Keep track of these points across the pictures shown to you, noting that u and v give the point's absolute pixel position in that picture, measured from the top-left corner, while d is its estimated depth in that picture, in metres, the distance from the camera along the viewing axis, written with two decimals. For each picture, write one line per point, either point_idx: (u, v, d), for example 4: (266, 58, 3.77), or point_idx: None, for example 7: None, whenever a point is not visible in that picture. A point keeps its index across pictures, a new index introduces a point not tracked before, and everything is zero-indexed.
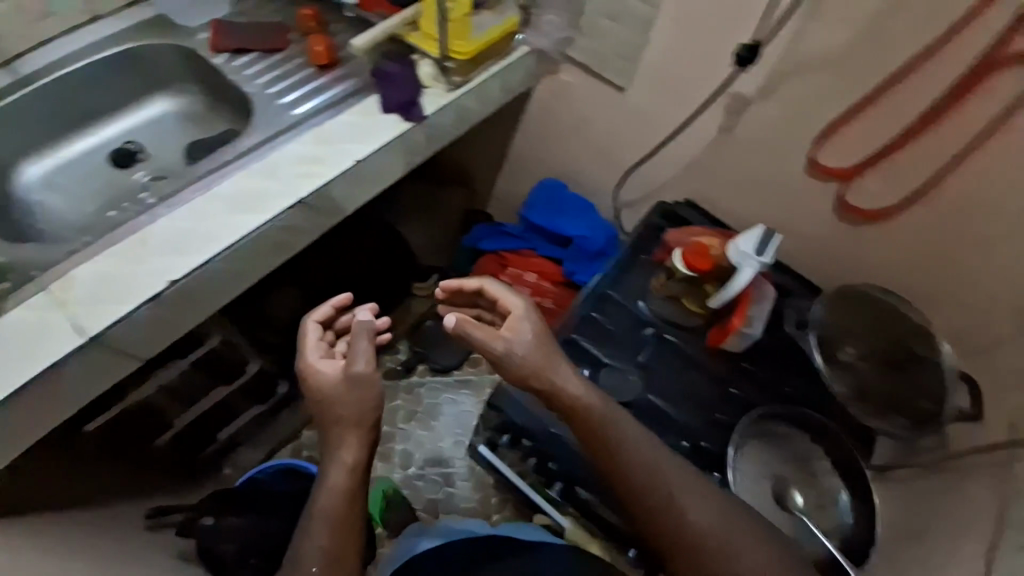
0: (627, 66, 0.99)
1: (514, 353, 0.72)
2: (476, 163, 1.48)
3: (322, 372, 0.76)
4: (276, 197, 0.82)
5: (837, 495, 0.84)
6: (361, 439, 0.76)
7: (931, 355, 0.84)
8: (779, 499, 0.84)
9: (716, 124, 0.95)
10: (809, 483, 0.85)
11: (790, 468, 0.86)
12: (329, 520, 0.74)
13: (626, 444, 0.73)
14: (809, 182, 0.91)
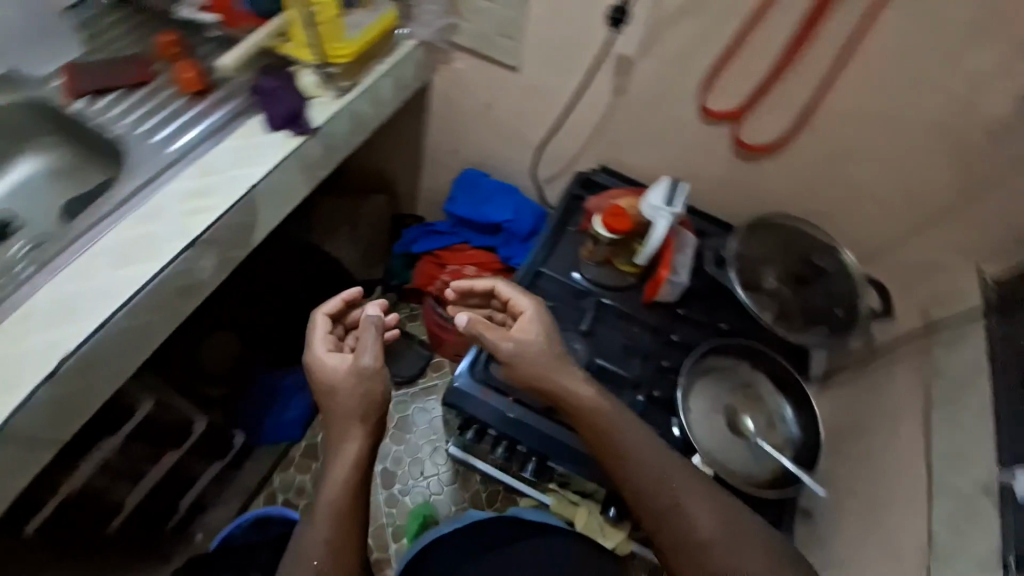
0: (513, 44, 0.99)
1: (519, 354, 0.77)
2: (393, 167, 1.45)
3: (332, 367, 0.78)
4: (168, 239, 0.76)
5: (782, 411, 0.86)
6: (366, 431, 0.76)
7: (837, 264, 0.89)
8: (730, 428, 0.83)
9: (609, 87, 0.97)
10: (755, 407, 0.86)
11: (734, 397, 0.86)
12: (333, 513, 0.71)
13: (635, 452, 0.72)
14: (704, 128, 0.95)
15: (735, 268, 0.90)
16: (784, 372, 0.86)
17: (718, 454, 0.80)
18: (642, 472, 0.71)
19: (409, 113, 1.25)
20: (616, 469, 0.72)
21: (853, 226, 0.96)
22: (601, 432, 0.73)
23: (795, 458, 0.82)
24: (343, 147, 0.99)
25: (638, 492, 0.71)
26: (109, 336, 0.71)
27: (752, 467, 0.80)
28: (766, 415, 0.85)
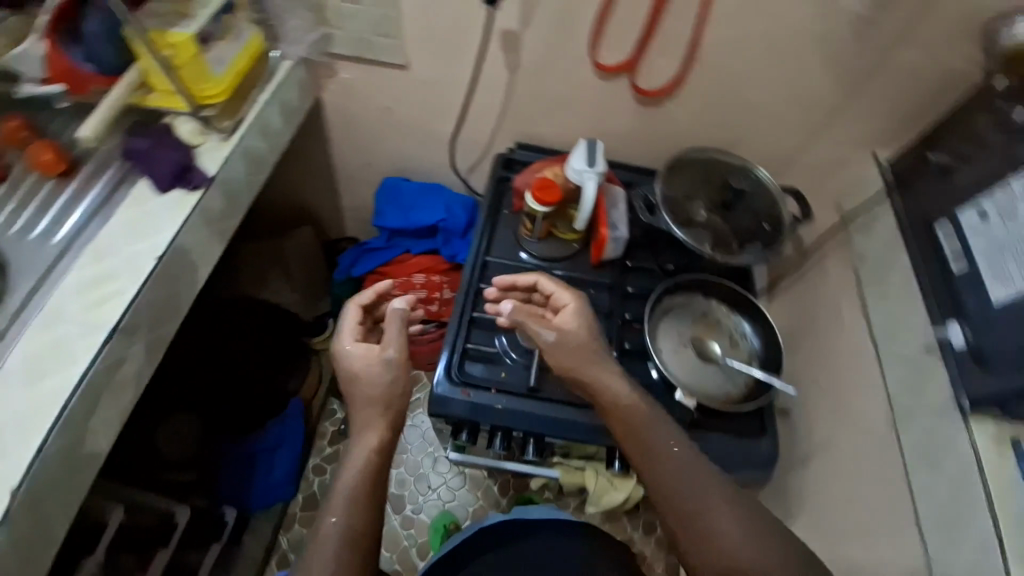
0: (394, 42, 0.95)
1: (561, 342, 0.79)
2: (310, 195, 1.38)
3: (360, 356, 0.78)
4: (82, 340, 0.69)
5: (741, 328, 0.91)
6: (386, 423, 0.76)
7: (750, 179, 0.94)
8: (700, 357, 0.88)
9: (502, 65, 0.95)
10: (716, 331, 0.91)
11: (696, 327, 0.91)
12: (352, 501, 0.69)
13: (664, 452, 0.71)
14: (604, 84, 0.95)
15: (667, 211, 0.91)
16: (734, 294, 0.92)
17: (694, 385, 0.85)
18: (674, 472, 0.70)
19: (310, 136, 1.19)
20: (648, 467, 0.71)
21: (761, 143, 1.02)
22: (634, 429, 0.73)
23: (763, 368, 0.88)
24: (247, 190, 0.92)
25: (665, 491, 0.69)
26: (48, 463, 0.63)
27: (727, 387, 0.86)
28: (728, 335, 0.90)
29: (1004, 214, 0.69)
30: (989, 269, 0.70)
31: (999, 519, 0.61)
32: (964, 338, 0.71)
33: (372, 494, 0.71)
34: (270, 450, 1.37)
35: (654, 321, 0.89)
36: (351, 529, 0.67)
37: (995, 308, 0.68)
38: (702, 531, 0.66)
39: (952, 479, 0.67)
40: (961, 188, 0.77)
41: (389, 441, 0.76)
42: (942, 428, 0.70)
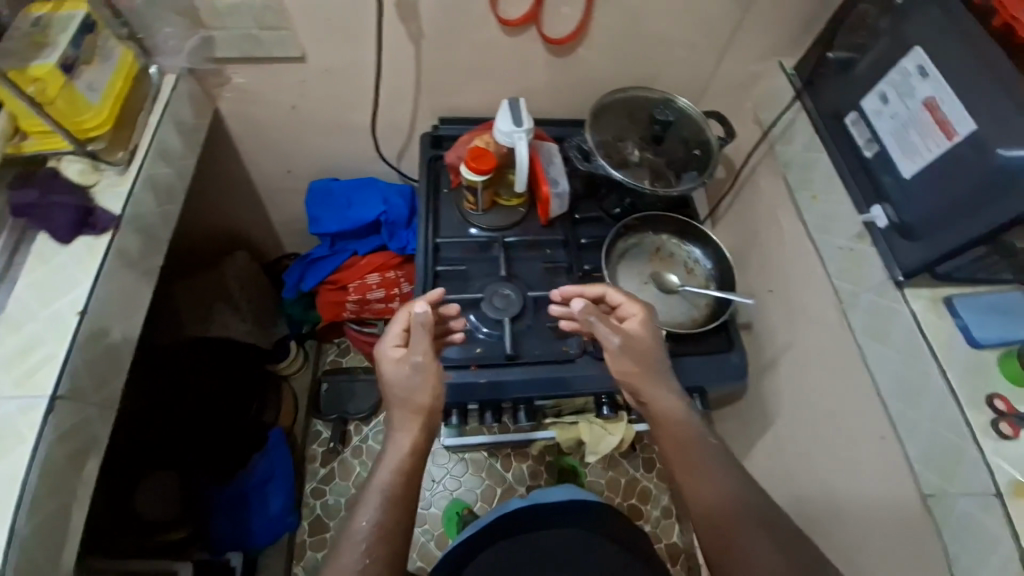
0: (282, 34, 0.88)
1: (624, 356, 0.76)
2: (239, 218, 1.30)
3: (394, 362, 0.75)
4: (18, 419, 0.63)
5: (693, 255, 0.94)
6: (419, 425, 0.73)
7: (675, 109, 0.95)
8: (660, 290, 0.91)
9: (403, 39, 0.91)
10: (671, 263, 0.94)
11: (653, 263, 0.93)
12: (382, 501, 0.68)
13: (710, 471, 0.70)
14: (512, 39, 0.93)
15: (602, 155, 0.91)
16: (680, 223, 0.95)
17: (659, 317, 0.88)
18: (720, 489, 0.68)
19: (220, 154, 1.11)
20: (690, 483, 0.70)
21: (676, 73, 1.03)
22: (682, 447, 0.71)
23: (721, 287, 0.91)
24: (166, 223, 0.85)
25: (706, 507, 0.68)
26: (25, 550, 0.59)
27: (691, 311, 0.90)
28: (683, 265, 0.94)
29: (902, 93, 0.72)
30: (896, 147, 0.74)
31: (944, 367, 0.69)
32: (888, 218, 0.76)
33: (404, 494, 0.69)
34: (262, 484, 1.32)
35: (611, 265, 0.92)
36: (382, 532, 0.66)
37: (907, 181, 0.73)
38: (733, 544, 0.65)
39: (901, 347, 0.73)
40: (859, 77, 0.80)
41: (422, 443, 0.73)
42: (882, 304, 0.76)
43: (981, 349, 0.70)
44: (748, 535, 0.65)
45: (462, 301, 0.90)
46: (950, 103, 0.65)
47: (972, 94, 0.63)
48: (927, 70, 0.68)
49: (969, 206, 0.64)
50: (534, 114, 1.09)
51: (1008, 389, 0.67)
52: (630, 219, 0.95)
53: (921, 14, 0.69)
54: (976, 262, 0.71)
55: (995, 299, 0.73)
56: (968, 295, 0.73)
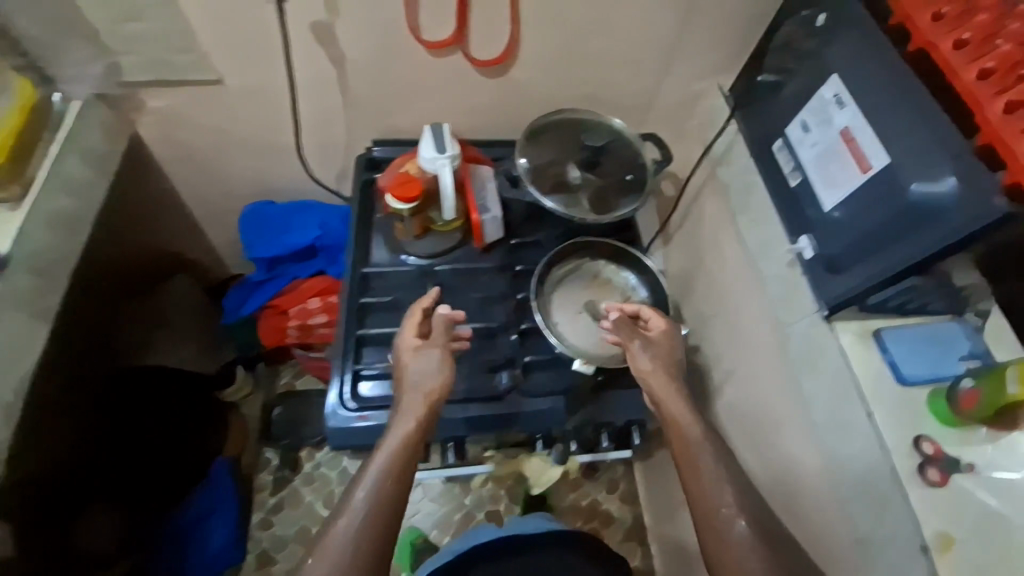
0: (195, 57, 0.85)
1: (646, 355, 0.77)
2: (178, 241, 1.25)
3: (411, 356, 0.75)
4: None
5: (630, 282, 0.91)
6: (425, 417, 0.71)
7: (611, 131, 0.93)
8: (595, 320, 0.87)
9: (325, 63, 0.87)
10: (608, 290, 0.90)
11: (589, 290, 0.90)
12: (370, 502, 0.64)
13: (712, 472, 0.66)
14: (440, 61, 0.89)
15: (533, 182, 0.88)
16: (615, 250, 0.92)
17: (592, 350, 0.84)
18: (725, 492, 0.65)
19: (149, 178, 1.06)
20: (694, 483, 0.67)
21: (616, 94, 1.00)
22: (686, 446, 0.69)
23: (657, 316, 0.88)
24: (67, 257, 0.82)
25: (710, 507, 0.64)
26: None
27: None
28: (620, 293, 0.90)
29: (821, 121, 0.69)
30: (817, 177, 0.70)
31: (873, 408, 0.66)
32: (814, 250, 0.71)
33: (393, 496, 0.65)
34: (202, 519, 1.23)
35: (542, 293, 0.88)
36: (365, 541, 0.62)
37: (828, 215, 0.69)
38: (732, 550, 0.61)
39: (830, 381, 0.71)
40: (789, 101, 0.77)
41: (423, 438, 0.70)
42: (816, 337, 0.73)
43: (909, 387, 0.67)
44: (746, 541, 0.61)
45: (386, 336, 0.85)
46: (864, 133, 0.62)
47: (885, 123, 0.60)
48: (844, 99, 0.65)
49: (885, 240, 0.61)
50: (473, 135, 1.05)
51: (937, 430, 0.65)
52: (564, 245, 0.91)
53: (841, 37, 0.66)
54: (908, 296, 0.69)
55: (927, 331, 0.70)
56: (897, 327, 0.71)
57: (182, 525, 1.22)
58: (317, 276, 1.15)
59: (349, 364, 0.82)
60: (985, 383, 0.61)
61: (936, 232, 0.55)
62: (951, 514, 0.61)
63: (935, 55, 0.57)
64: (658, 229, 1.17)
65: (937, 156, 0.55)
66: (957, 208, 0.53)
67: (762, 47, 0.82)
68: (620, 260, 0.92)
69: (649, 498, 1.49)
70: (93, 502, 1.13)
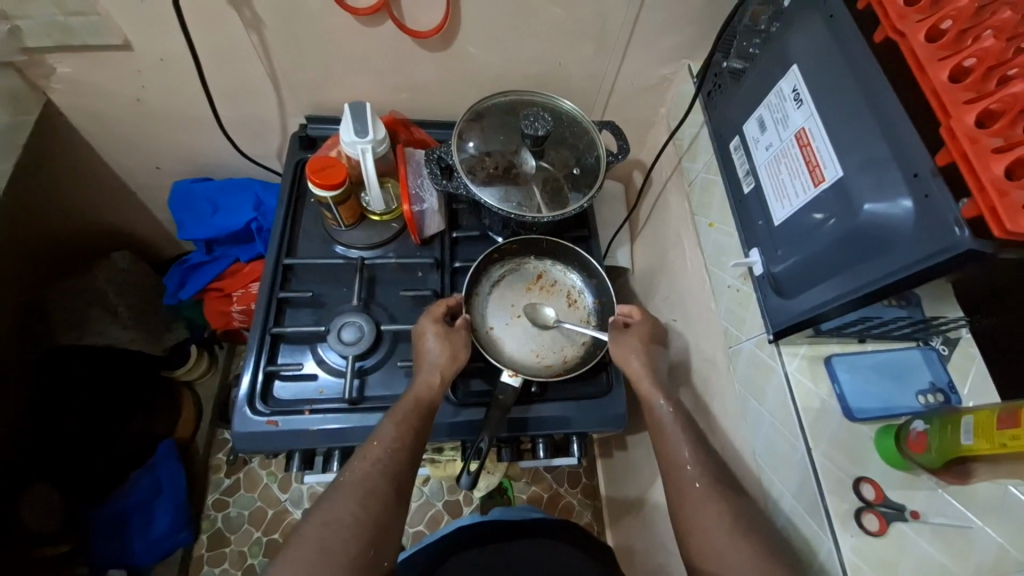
0: (97, 20, 0.76)
1: (638, 351, 0.74)
2: (109, 212, 1.18)
3: (434, 335, 0.73)
4: None
5: (576, 285, 0.85)
6: (432, 397, 0.70)
7: (561, 113, 0.85)
8: (534, 324, 0.81)
9: (242, 30, 0.78)
10: (551, 293, 0.84)
11: (531, 293, 0.83)
12: (383, 459, 0.65)
13: (675, 433, 0.67)
14: (370, 30, 0.80)
15: (465, 171, 0.79)
16: (563, 246, 0.85)
17: (526, 360, 0.78)
18: (685, 455, 0.65)
19: (71, 147, 0.98)
20: (659, 438, 0.67)
21: (574, 73, 0.91)
22: (663, 431, 0.68)
23: (601, 324, 0.82)
24: None
25: (672, 463, 0.65)
26: None
27: (564, 350, 0.80)
28: (566, 296, 0.84)
29: (777, 119, 0.63)
30: (769, 184, 0.64)
31: (812, 443, 0.61)
32: (764, 266, 0.65)
33: (403, 444, 0.66)
34: (144, 503, 1.24)
35: (479, 295, 0.81)
36: (378, 482, 0.63)
37: (781, 227, 0.62)
38: (689, 501, 0.62)
39: (773, 407, 0.66)
40: (753, 93, 0.69)
41: (427, 416, 0.70)
42: (760, 358, 0.67)
43: (856, 422, 0.61)
44: (702, 493, 0.62)
45: (308, 333, 0.80)
46: (820, 138, 0.56)
47: (841, 130, 0.54)
48: (801, 96, 0.59)
49: (835, 261, 0.54)
50: (420, 114, 0.96)
51: (879, 470, 0.59)
52: (505, 242, 0.83)
53: (812, 26, 0.58)
54: (868, 324, 0.61)
55: (882, 359, 0.64)
56: (851, 353, 0.64)
57: (121, 509, 1.21)
58: (255, 259, 1.09)
59: (262, 363, 0.77)
60: (937, 428, 0.54)
61: (887, 259, 0.48)
62: (888, 564, 0.55)
63: (902, 49, 0.48)
64: (626, 212, 1.04)
65: (894, 174, 0.48)
66: (911, 235, 0.46)
67: (726, 31, 0.75)
68: (566, 258, 0.85)
69: (609, 494, 1.36)
70: (39, 480, 1.10)
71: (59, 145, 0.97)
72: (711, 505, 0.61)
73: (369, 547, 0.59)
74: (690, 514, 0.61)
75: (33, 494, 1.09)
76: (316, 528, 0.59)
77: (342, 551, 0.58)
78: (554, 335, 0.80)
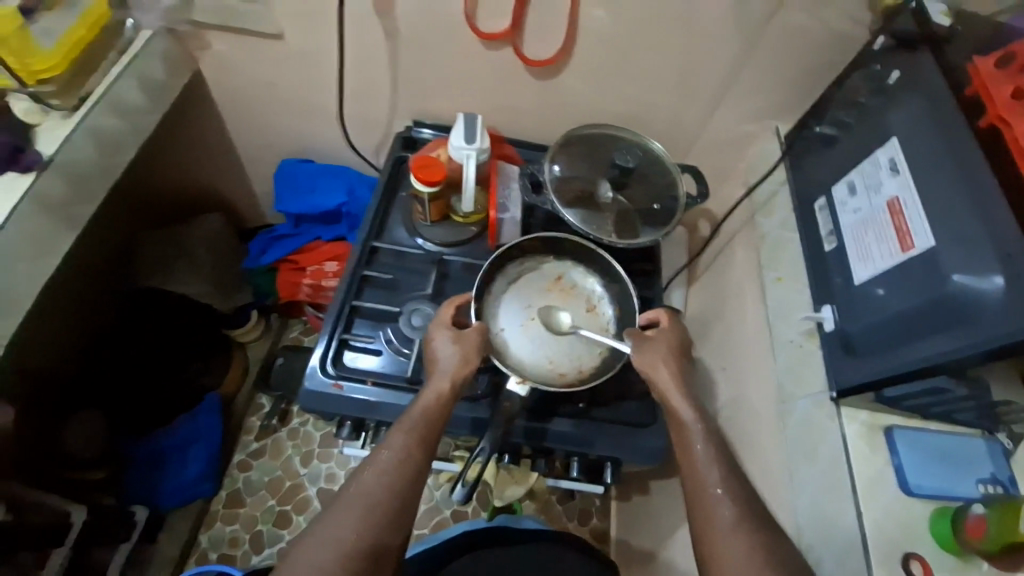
0: (260, 10, 0.88)
1: (665, 363, 0.74)
2: (212, 179, 1.31)
3: (445, 340, 0.74)
4: None
5: (597, 291, 0.87)
6: (439, 407, 0.70)
7: (650, 150, 0.90)
8: (550, 330, 0.82)
9: (378, 36, 0.89)
10: (569, 297, 0.85)
11: (548, 294, 0.85)
12: (388, 468, 0.65)
13: (710, 478, 0.64)
14: (489, 53, 0.89)
15: (554, 190, 0.85)
16: (587, 251, 0.87)
17: (539, 366, 0.79)
18: (722, 507, 0.61)
19: (200, 115, 1.11)
20: (691, 489, 0.65)
21: (663, 118, 0.97)
22: (699, 484, 0.64)
23: (619, 333, 0.84)
24: (100, 178, 0.87)
25: (707, 519, 0.61)
26: None
27: (580, 360, 0.80)
28: (585, 301, 0.86)
29: (870, 186, 0.67)
30: (853, 247, 0.67)
31: (862, 509, 0.60)
32: (835, 323, 0.68)
33: (411, 453, 0.67)
34: (182, 448, 1.31)
35: (491, 294, 0.83)
36: (390, 489, 0.64)
37: (859, 288, 0.65)
38: (718, 529, 0.60)
39: (822, 467, 0.64)
40: (845, 160, 0.73)
41: (434, 426, 0.69)
42: (816, 417, 0.67)
43: (911, 497, 0.60)
44: (731, 527, 0.60)
45: (382, 312, 0.86)
46: (912, 208, 0.59)
47: (934, 203, 0.56)
48: (898, 166, 0.63)
49: (913, 328, 0.56)
50: (511, 135, 1.04)
51: (927, 549, 0.58)
52: (526, 240, 0.86)
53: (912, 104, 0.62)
54: (939, 399, 0.61)
55: (945, 440, 0.63)
56: (913, 428, 0.64)
57: (152, 448, 1.28)
58: (335, 240, 1.18)
59: (338, 331, 0.83)
60: (998, 516, 0.54)
61: (967, 331, 0.50)
62: None
63: (1007, 136, 0.51)
64: (686, 259, 1.05)
65: (983, 250, 0.50)
66: (999, 312, 0.48)
67: (824, 98, 0.80)
68: (591, 262, 0.87)
69: (618, 539, 1.33)
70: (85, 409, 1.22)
71: (191, 110, 1.09)
72: (738, 543, 0.58)
73: (374, 551, 0.61)
74: (716, 542, 0.60)
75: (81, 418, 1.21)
76: (322, 531, 0.61)
77: (342, 555, 0.59)
78: (570, 339, 0.81)
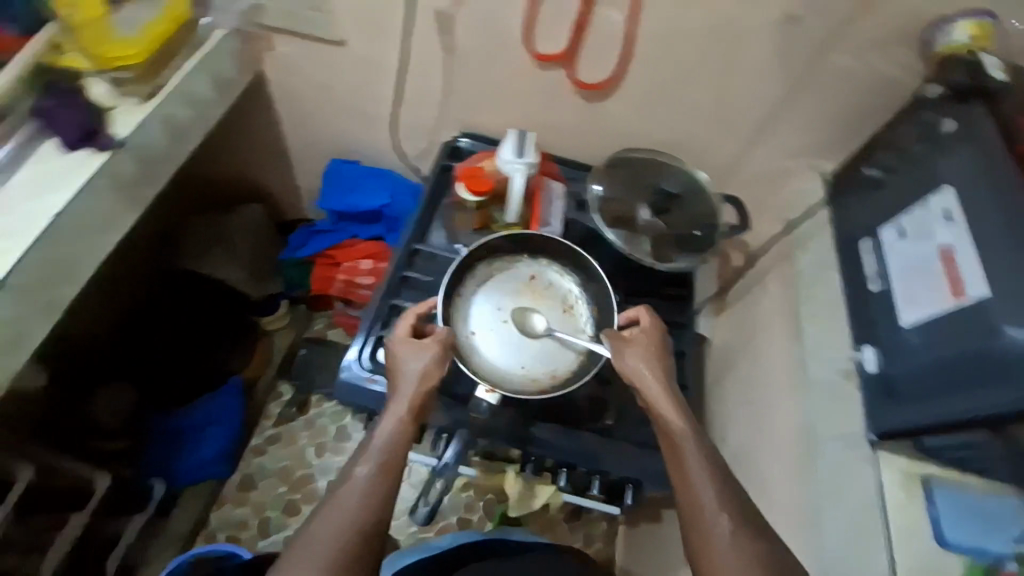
0: (327, 17, 0.91)
1: (643, 364, 0.72)
2: (256, 171, 1.35)
3: (407, 352, 0.72)
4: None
5: (573, 290, 0.86)
6: (407, 420, 0.69)
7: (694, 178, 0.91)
8: (523, 332, 0.82)
9: (438, 49, 0.91)
10: (544, 297, 0.85)
11: (521, 296, 0.85)
12: (362, 487, 0.63)
13: (707, 503, 0.60)
14: (543, 73, 0.91)
15: (598, 210, 0.88)
16: (562, 250, 0.86)
17: (512, 371, 0.80)
18: (721, 532, 0.58)
19: (252, 110, 1.15)
20: (686, 516, 0.61)
21: (707, 148, 0.98)
22: (696, 509, 0.60)
23: (596, 334, 0.83)
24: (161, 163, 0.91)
25: (704, 546, 0.59)
26: None
27: (555, 363, 0.81)
28: (561, 301, 0.85)
29: (922, 232, 0.67)
30: (900, 290, 0.68)
31: (897, 557, 0.59)
32: (877, 365, 0.68)
33: (385, 470, 0.65)
34: (201, 427, 1.33)
35: (462, 297, 0.83)
36: (365, 521, 0.61)
37: (905, 333, 0.66)
38: (712, 551, 0.58)
39: (855, 513, 0.63)
40: (896, 205, 0.73)
41: (403, 439, 0.68)
42: (849, 460, 0.66)
43: (944, 549, 0.60)
44: (747, 564, 0.56)
45: None
46: (966, 258, 0.60)
47: (993, 254, 0.57)
48: (953, 215, 0.63)
49: (962, 377, 0.57)
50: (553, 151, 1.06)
51: None
52: (494, 239, 0.85)
53: (978, 158, 0.63)
54: (977, 454, 0.60)
55: (985, 498, 0.61)
56: (951, 482, 0.63)
57: (170, 424, 1.31)
58: (371, 241, 1.21)
59: (375, 330, 0.85)
60: None
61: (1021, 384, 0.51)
62: None
63: None
64: None
65: None
66: None
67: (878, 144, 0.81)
68: (572, 263, 0.87)
69: (622, 561, 1.32)
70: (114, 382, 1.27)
71: (244, 103, 1.13)
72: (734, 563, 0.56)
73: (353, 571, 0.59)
74: (714, 559, 0.58)
75: (112, 390, 1.25)
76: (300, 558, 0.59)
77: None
78: (542, 340, 0.81)
